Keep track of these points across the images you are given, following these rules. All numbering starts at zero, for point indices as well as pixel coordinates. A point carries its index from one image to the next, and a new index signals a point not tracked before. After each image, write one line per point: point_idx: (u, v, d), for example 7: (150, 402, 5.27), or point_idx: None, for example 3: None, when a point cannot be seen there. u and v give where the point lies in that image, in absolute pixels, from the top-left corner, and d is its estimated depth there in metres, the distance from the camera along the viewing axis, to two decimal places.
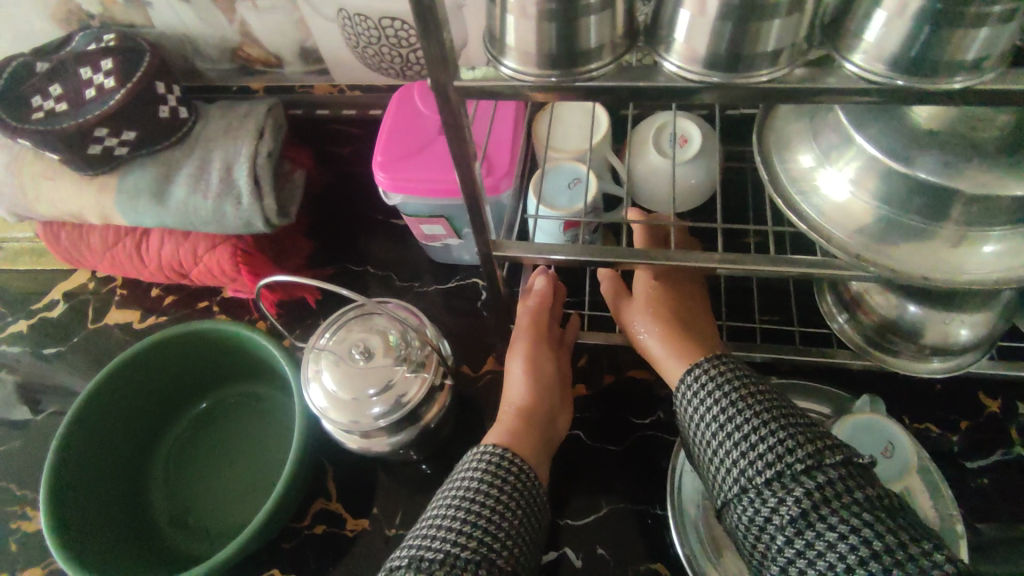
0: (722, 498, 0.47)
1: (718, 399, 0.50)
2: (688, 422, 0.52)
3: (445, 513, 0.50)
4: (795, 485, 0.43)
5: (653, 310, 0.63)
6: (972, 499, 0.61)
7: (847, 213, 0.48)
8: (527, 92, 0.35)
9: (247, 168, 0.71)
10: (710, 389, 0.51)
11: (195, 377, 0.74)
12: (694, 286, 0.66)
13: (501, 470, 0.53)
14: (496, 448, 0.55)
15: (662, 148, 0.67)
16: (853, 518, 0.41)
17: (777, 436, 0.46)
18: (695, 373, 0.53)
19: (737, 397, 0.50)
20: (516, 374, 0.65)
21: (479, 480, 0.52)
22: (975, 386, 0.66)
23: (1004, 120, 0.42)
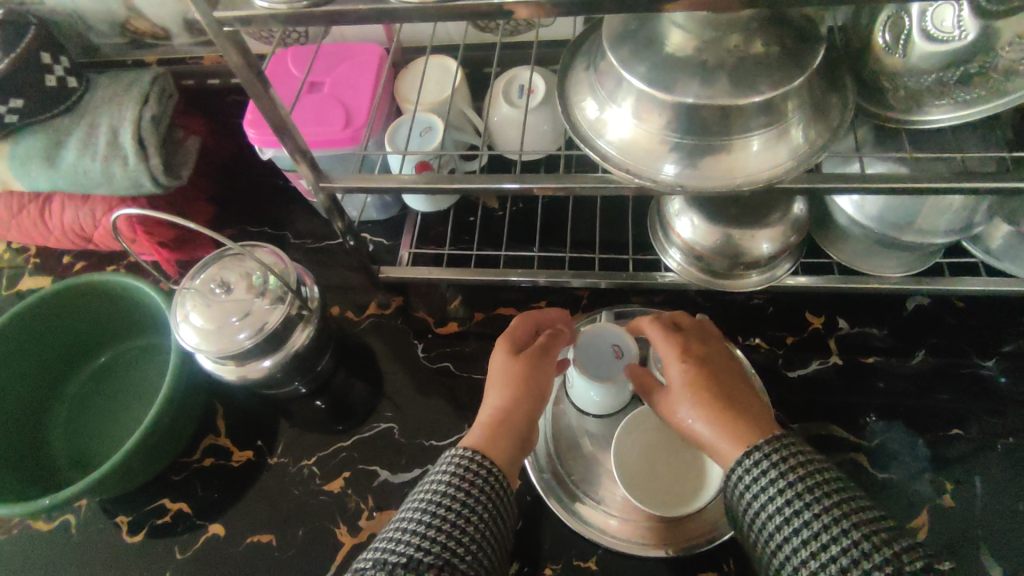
0: None
1: (782, 491, 0.47)
2: (742, 508, 0.50)
3: (414, 520, 0.50)
4: None
5: (695, 392, 0.56)
6: (790, 404, 0.67)
7: (630, 143, 0.53)
8: (283, 19, 0.40)
9: (131, 131, 0.76)
10: (774, 481, 0.48)
11: (93, 330, 0.79)
12: (726, 358, 0.60)
13: (471, 473, 0.53)
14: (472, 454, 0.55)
15: (512, 100, 0.72)
16: None
17: (848, 532, 0.43)
18: (754, 459, 0.49)
19: (801, 487, 0.47)
20: (498, 385, 0.62)
21: (450, 482, 0.52)
22: (800, 305, 0.73)
23: (733, 40, 0.48)
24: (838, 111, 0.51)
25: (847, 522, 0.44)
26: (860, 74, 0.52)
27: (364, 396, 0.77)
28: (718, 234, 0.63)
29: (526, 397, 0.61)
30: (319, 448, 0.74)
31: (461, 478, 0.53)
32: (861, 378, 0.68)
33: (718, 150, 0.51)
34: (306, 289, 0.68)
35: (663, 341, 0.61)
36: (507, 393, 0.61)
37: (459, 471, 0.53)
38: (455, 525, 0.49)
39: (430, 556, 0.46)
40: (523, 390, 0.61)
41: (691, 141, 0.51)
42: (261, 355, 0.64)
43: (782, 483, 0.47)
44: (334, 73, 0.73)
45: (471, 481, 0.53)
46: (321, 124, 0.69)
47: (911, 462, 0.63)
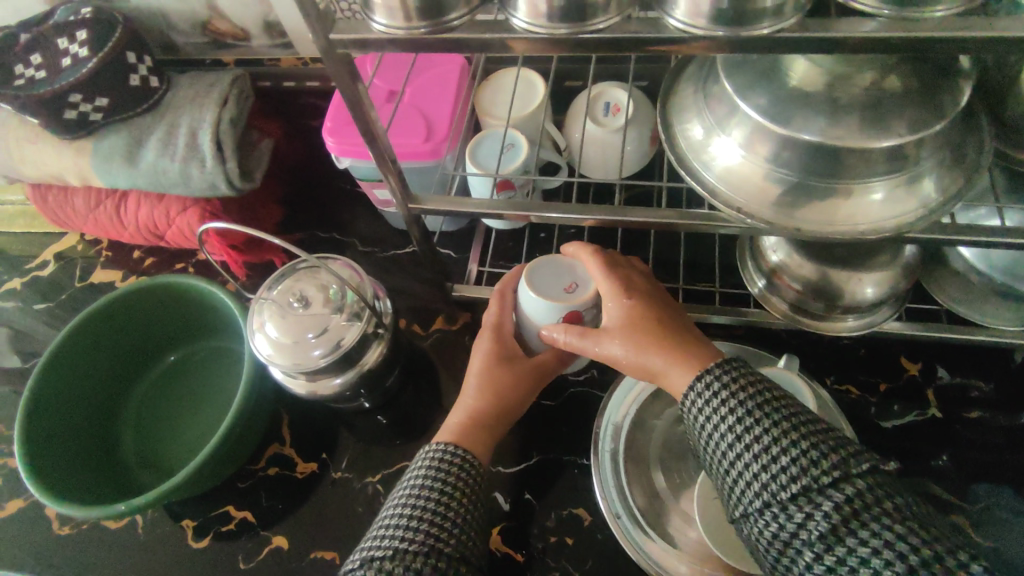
0: (741, 512, 0.45)
1: (731, 408, 0.47)
2: (696, 432, 0.49)
3: (397, 514, 0.50)
4: (822, 499, 0.41)
5: (631, 322, 0.54)
6: (883, 456, 0.63)
7: (742, 180, 0.50)
8: (399, 44, 0.38)
9: (209, 134, 0.76)
10: (723, 399, 0.47)
11: (165, 330, 0.80)
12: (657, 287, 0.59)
13: (448, 464, 0.54)
14: (448, 449, 0.56)
15: (599, 119, 0.69)
16: (883, 532, 0.39)
17: (803, 448, 0.43)
18: (704, 382, 0.48)
19: (754, 406, 0.46)
20: (477, 382, 0.61)
21: (428, 475, 0.53)
22: (895, 349, 0.68)
23: (869, 76, 0.44)
24: (975, 154, 0.47)
25: (802, 439, 0.44)
26: (1000, 116, 0.48)
27: (430, 415, 0.76)
28: (818, 273, 0.59)
29: (502, 403, 0.61)
30: (381, 464, 0.73)
31: (438, 471, 0.53)
32: (963, 434, 0.63)
33: (842, 193, 0.47)
34: (380, 304, 0.67)
35: (596, 268, 0.58)
36: (489, 396, 0.60)
37: (436, 464, 0.54)
38: (440, 515, 0.50)
39: (414, 545, 0.47)
40: (504, 397, 0.61)
41: (810, 182, 0.48)
42: (336, 371, 0.63)
43: (729, 398, 0.47)
44: (415, 82, 0.71)
45: (448, 473, 0.53)
46: (405, 135, 0.68)
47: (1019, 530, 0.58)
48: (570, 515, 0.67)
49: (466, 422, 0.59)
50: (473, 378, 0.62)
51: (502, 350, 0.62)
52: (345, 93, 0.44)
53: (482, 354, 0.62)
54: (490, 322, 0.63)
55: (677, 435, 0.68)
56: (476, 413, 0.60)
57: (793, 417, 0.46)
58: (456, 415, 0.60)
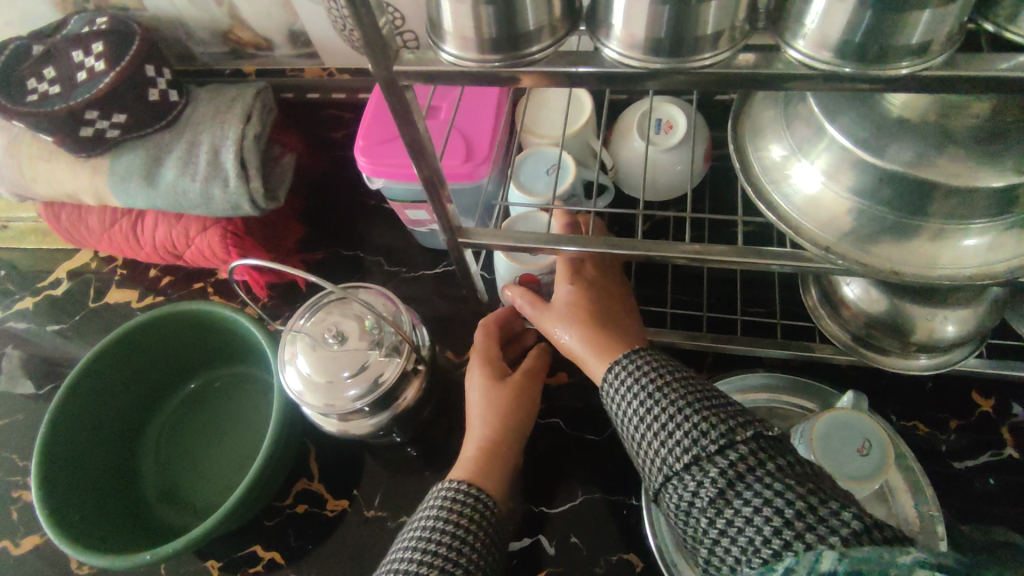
0: (653, 490, 0.46)
1: (637, 388, 0.48)
2: (615, 418, 0.50)
3: (406, 558, 0.48)
4: (710, 466, 0.42)
5: (572, 311, 0.56)
6: (957, 500, 0.59)
7: (827, 215, 0.45)
8: (471, 76, 0.34)
9: (233, 151, 0.71)
10: (632, 380, 0.49)
11: (184, 357, 0.76)
12: (613, 279, 0.60)
13: (463, 505, 0.51)
14: (461, 488, 0.53)
15: (651, 137, 0.65)
16: (765, 488, 0.39)
17: (696, 421, 0.44)
18: (615, 371, 0.50)
19: (657, 387, 0.48)
20: (479, 407, 0.60)
21: (441, 516, 0.50)
22: (966, 384, 0.64)
23: (981, 106, 0.40)
24: None
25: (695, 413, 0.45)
26: None
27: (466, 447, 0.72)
28: (891, 307, 0.55)
29: (511, 425, 0.60)
30: (416, 502, 0.69)
31: (451, 513, 0.50)
32: None
33: (943, 231, 0.43)
34: (417, 334, 0.63)
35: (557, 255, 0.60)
36: (495, 421, 0.59)
37: (451, 506, 0.51)
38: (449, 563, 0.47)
39: None
40: (511, 420, 0.60)
41: (905, 218, 0.43)
42: (373, 411, 0.59)
43: (636, 380, 0.49)
44: (451, 99, 0.67)
45: (462, 516, 0.50)
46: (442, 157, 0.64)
47: None
48: (619, 560, 0.63)
49: (483, 452, 0.57)
50: (475, 407, 0.61)
51: (492, 369, 0.62)
52: (399, 123, 0.40)
53: (476, 379, 0.62)
54: (478, 347, 0.64)
55: None
56: (493, 442, 0.58)
57: (693, 395, 0.46)
58: (469, 447, 0.58)
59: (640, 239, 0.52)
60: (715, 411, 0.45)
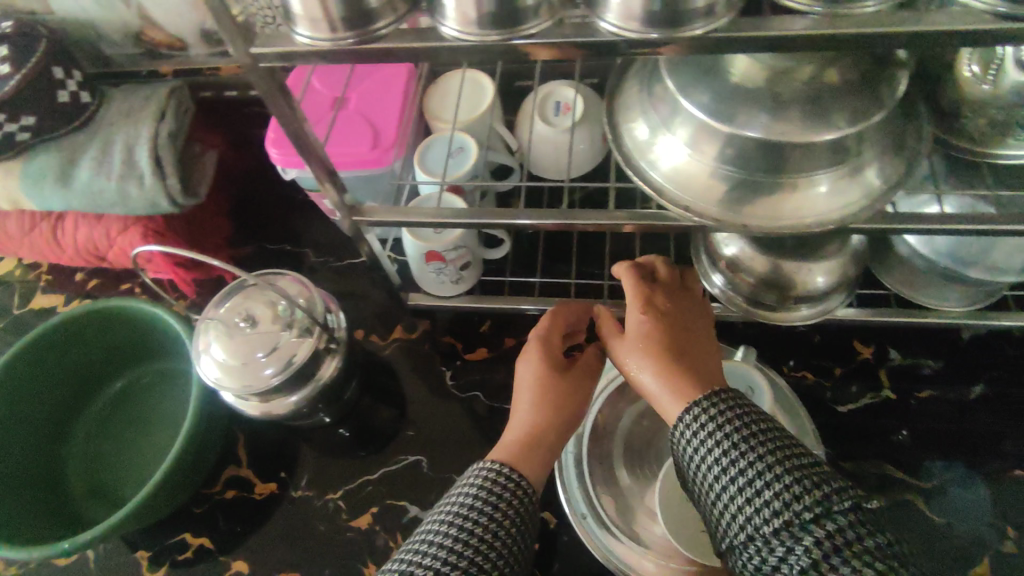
0: (725, 543, 0.43)
1: (715, 436, 0.44)
2: (682, 461, 0.47)
3: (437, 535, 0.46)
4: (804, 535, 0.39)
5: (647, 344, 0.53)
6: (839, 440, 0.64)
7: (688, 178, 0.50)
8: (325, 56, 0.36)
9: (147, 150, 0.73)
10: (710, 425, 0.45)
11: (109, 355, 0.76)
12: (690, 315, 0.57)
13: (500, 485, 0.48)
14: (500, 470, 0.49)
15: (549, 118, 0.68)
16: (865, 568, 0.37)
17: (785, 480, 0.41)
18: (690, 412, 0.46)
19: (738, 436, 0.44)
20: (530, 390, 0.57)
21: (477, 494, 0.48)
22: (848, 334, 0.70)
23: (808, 70, 0.44)
24: (915, 142, 0.47)
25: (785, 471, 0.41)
26: (937, 104, 0.48)
27: (392, 423, 0.74)
28: (767, 265, 0.60)
29: (560, 414, 0.56)
30: (343, 480, 0.71)
31: (486, 492, 0.48)
32: (917, 410, 0.65)
33: (785, 185, 0.47)
34: (332, 317, 0.65)
35: (629, 286, 0.58)
36: (548, 408, 0.56)
37: (488, 486, 0.48)
38: (479, 541, 0.45)
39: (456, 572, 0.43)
40: (561, 410, 0.56)
41: (753, 177, 0.48)
42: (290, 389, 0.61)
43: (716, 426, 0.45)
44: (358, 89, 0.70)
45: (500, 496, 0.48)
46: (348, 145, 0.66)
47: (969, 506, 0.60)
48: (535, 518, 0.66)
49: (527, 437, 0.54)
50: (526, 391, 0.57)
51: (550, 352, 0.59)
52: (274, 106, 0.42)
53: (531, 361, 0.58)
54: (540, 327, 0.61)
55: (641, 429, 0.70)
56: (539, 427, 0.54)
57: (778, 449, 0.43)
58: (514, 428, 0.55)
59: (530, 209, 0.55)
60: (803, 468, 0.42)
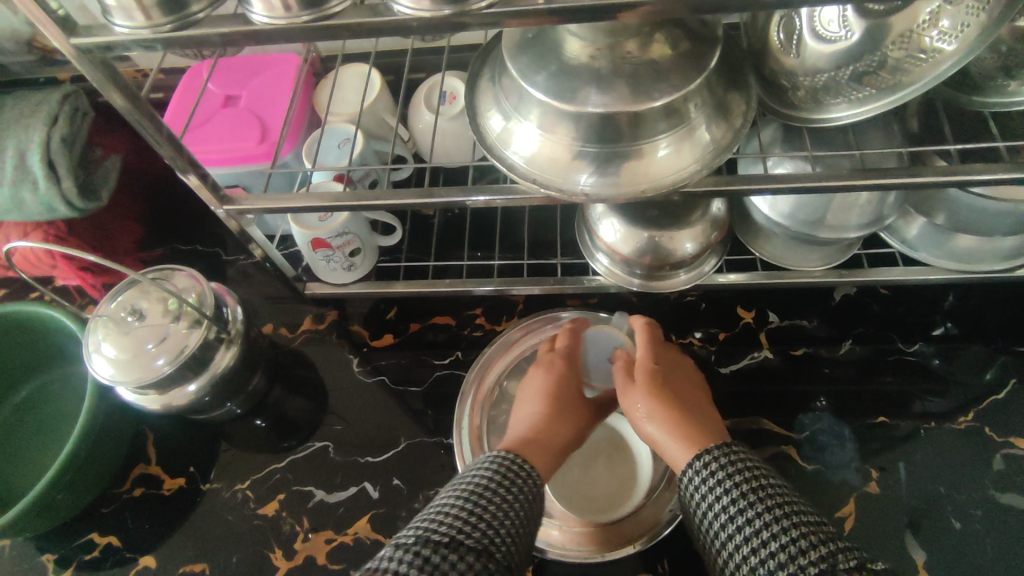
0: None
1: (728, 491, 0.48)
2: (694, 514, 0.50)
3: (454, 507, 0.48)
4: None
5: (657, 392, 0.59)
6: (721, 400, 0.68)
7: (538, 154, 0.52)
8: (147, 43, 0.38)
9: (38, 153, 0.73)
10: (723, 480, 0.49)
11: (11, 362, 0.76)
12: (690, 376, 0.64)
13: (513, 472, 0.52)
14: (513, 458, 0.53)
15: (433, 107, 0.71)
16: None
17: (791, 534, 0.44)
18: (703, 461, 0.50)
19: (749, 493, 0.47)
20: (541, 400, 0.61)
21: (491, 477, 0.51)
22: (730, 300, 0.73)
23: (629, 46, 0.47)
24: (742, 110, 0.51)
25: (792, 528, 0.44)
26: (763, 75, 0.52)
27: (301, 412, 0.76)
28: (636, 236, 0.62)
29: (564, 426, 0.60)
30: (252, 471, 0.72)
31: (495, 476, 0.51)
32: (795, 367, 0.69)
33: (627, 154, 0.50)
34: (227, 310, 0.67)
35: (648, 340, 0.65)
36: (549, 417, 0.60)
37: (496, 471, 0.52)
38: (490, 515, 0.47)
39: (470, 541, 0.45)
40: (563, 420, 0.60)
41: (595, 148, 0.51)
42: (185, 380, 0.62)
43: (728, 481, 0.49)
44: (248, 88, 0.72)
45: (507, 480, 0.51)
46: (237, 140, 0.68)
47: (839, 452, 0.64)
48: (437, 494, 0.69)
49: (534, 438, 0.57)
50: (534, 398, 0.62)
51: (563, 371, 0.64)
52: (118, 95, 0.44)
53: (544, 376, 0.64)
54: (562, 349, 0.67)
55: None
56: (544, 432, 0.58)
57: (789, 508, 0.46)
58: (521, 429, 0.59)
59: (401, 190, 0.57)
60: (811, 527, 0.45)
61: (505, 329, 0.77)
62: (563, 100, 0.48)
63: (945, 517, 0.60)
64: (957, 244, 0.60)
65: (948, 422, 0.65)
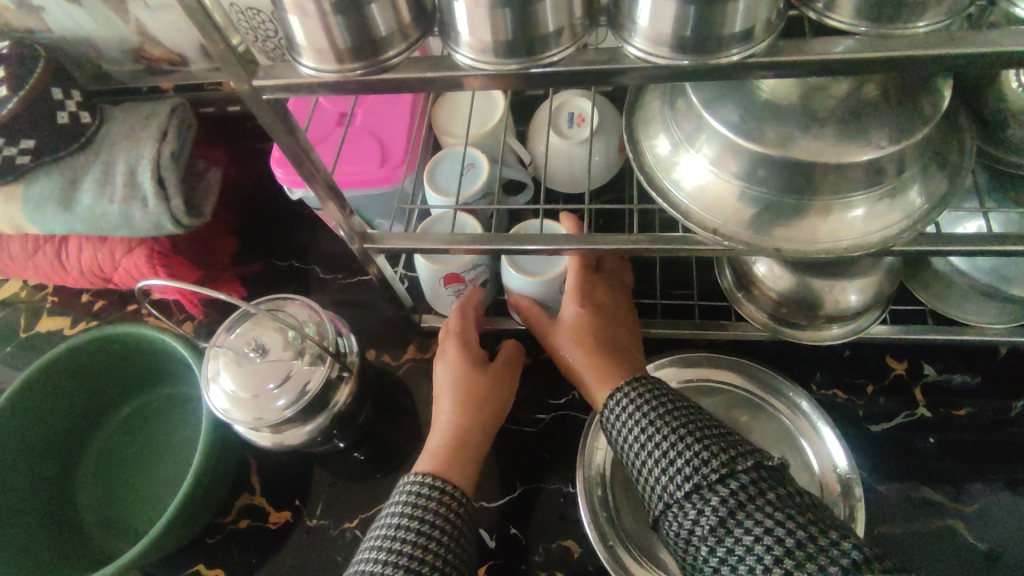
0: (653, 515, 0.46)
1: (638, 415, 0.49)
2: (614, 442, 0.51)
3: (373, 561, 0.45)
4: (711, 494, 0.42)
5: (579, 334, 0.56)
6: (875, 463, 0.61)
7: (714, 200, 0.47)
8: (332, 87, 0.34)
9: (149, 170, 0.70)
10: (631, 405, 0.50)
11: (115, 381, 0.75)
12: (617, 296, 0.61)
13: (427, 500, 0.49)
14: (429, 483, 0.50)
15: (562, 131, 0.65)
16: (767, 519, 0.41)
17: (695, 445, 0.45)
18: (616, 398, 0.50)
19: (656, 413, 0.48)
20: (453, 396, 0.58)
21: (407, 513, 0.48)
22: (880, 349, 0.67)
23: (843, 86, 0.41)
24: (958, 157, 0.44)
25: (695, 439, 0.45)
26: (981, 116, 0.45)
27: (408, 447, 0.72)
28: (797, 283, 0.57)
29: (484, 420, 0.57)
30: (359, 508, 0.69)
31: (419, 507, 0.48)
32: (959, 431, 0.62)
33: (824, 205, 0.44)
34: (342, 341, 0.63)
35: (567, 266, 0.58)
36: (462, 407, 0.57)
37: (419, 501, 0.49)
38: (430, 550, 0.46)
39: None
40: (477, 406, 0.58)
41: (786, 199, 0.45)
42: (304, 419, 0.59)
43: (636, 407, 0.49)
44: (366, 104, 0.68)
45: (432, 508, 0.48)
46: (357, 162, 0.64)
47: (1014, 531, 0.57)
48: (557, 547, 0.64)
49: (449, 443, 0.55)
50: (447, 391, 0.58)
51: (469, 355, 0.59)
52: (275, 129, 0.40)
53: (448, 368, 0.59)
54: (456, 330, 0.61)
55: None
56: (463, 433, 0.56)
57: (693, 423, 0.47)
58: (439, 437, 0.56)
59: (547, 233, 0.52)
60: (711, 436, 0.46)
61: None
62: (763, 144, 0.42)
63: None
64: None
65: None
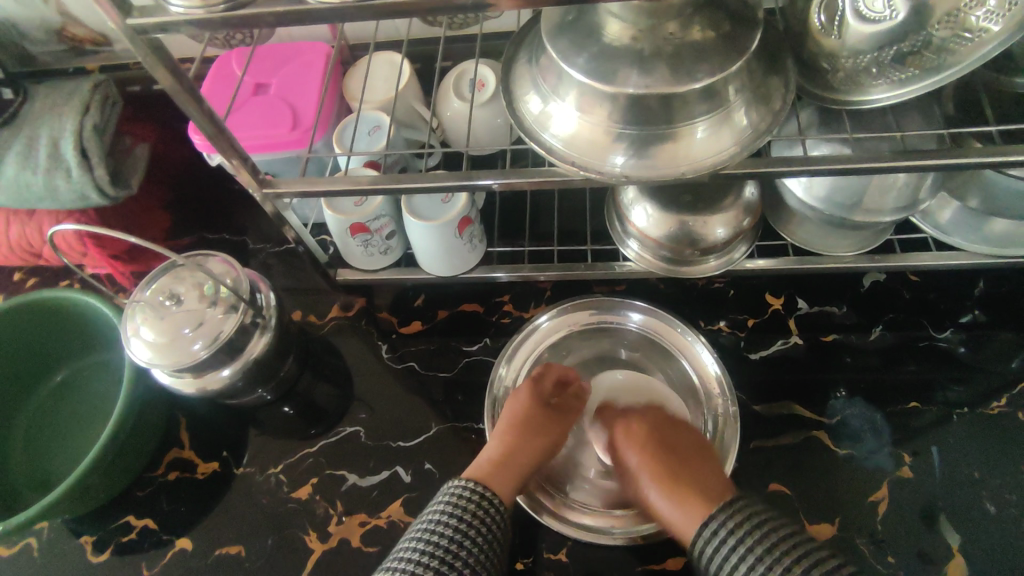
0: None
1: (744, 545, 0.48)
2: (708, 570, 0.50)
3: (413, 549, 0.52)
4: None
5: (656, 477, 0.58)
6: (752, 386, 0.68)
7: (576, 136, 0.52)
8: (201, 23, 0.39)
9: (72, 142, 0.73)
10: (734, 537, 0.49)
11: (45, 348, 0.77)
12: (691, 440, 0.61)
13: (471, 504, 0.54)
14: (477, 487, 0.56)
15: (463, 94, 0.70)
16: None
17: None
18: (711, 529, 0.50)
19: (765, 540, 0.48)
20: (511, 421, 0.63)
21: (446, 511, 0.54)
22: (759, 286, 0.74)
23: (670, 27, 0.47)
24: (780, 94, 0.51)
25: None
26: (803, 57, 0.52)
27: (332, 399, 0.76)
28: (671, 221, 0.62)
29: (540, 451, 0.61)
30: (285, 455, 0.73)
31: (458, 506, 0.54)
32: (825, 354, 0.69)
33: (667, 135, 0.50)
34: (261, 296, 0.67)
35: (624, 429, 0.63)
36: (522, 436, 0.62)
37: (462, 500, 0.55)
38: (463, 542, 0.52)
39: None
40: (535, 440, 0.62)
41: (634, 131, 0.50)
42: (221, 364, 0.63)
43: (741, 536, 0.49)
44: (279, 75, 0.72)
45: (471, 509, 0.54)
46: (268, 126, 0.68)
47: (869, 437, 0.64)
48: None
49: (499, 459, 0.60)
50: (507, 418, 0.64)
51: (535, 392, 0.65)
52: (178, 94, 0.44)
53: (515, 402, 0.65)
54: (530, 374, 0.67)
55: None
56: (513, 453, 0.60)
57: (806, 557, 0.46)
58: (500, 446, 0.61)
59: (431, 175, 0.57)
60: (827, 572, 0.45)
61: (535, 317, 0.77)
62: (605, 80, 0.48)
63: (979, 500, 0.61)
64: (991, 228, 0.60)
65: (978, 407, 0.65)
